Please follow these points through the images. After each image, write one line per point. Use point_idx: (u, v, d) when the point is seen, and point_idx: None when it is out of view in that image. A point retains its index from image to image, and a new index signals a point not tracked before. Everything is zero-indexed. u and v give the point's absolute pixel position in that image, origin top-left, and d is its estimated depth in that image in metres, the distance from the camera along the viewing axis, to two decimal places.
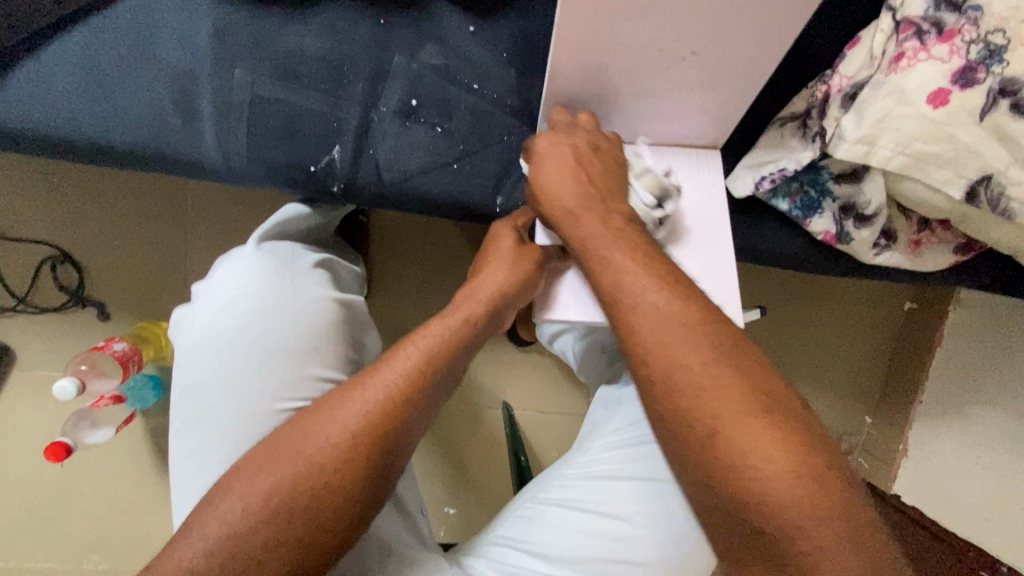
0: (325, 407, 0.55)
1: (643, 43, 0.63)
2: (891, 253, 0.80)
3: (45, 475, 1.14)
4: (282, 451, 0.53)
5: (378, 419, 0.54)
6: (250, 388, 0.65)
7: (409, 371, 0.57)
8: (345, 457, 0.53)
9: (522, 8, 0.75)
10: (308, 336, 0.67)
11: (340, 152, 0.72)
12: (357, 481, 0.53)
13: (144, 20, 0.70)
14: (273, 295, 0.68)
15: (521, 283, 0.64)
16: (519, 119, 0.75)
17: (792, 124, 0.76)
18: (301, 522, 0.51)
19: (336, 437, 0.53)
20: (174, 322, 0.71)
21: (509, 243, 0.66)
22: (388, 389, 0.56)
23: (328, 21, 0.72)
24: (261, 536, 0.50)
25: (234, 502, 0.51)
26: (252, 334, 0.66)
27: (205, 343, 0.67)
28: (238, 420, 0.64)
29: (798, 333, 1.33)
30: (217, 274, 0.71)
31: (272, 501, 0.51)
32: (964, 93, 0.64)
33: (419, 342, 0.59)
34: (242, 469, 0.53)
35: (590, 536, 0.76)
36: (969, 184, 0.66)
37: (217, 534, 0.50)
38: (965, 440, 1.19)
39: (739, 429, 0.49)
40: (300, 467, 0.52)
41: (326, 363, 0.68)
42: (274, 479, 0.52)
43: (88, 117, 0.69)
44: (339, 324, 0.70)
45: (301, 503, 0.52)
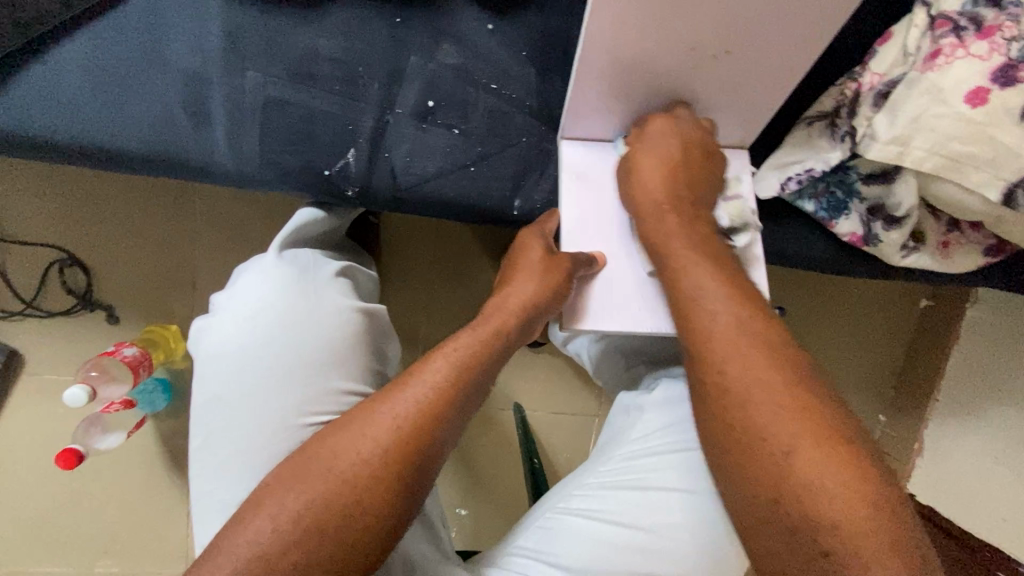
0: (354, 423, 0.53)
1: (671, 42, 0.61)
2: (918, 255, 0.78)
3: (56, 480, 1.13)
4: (311, 469, 0.52)
5: (409, 435, 0.53)
6: (274, 400, 0.64)
7: (439, 385, 0.55)
8: (376, 475, 0.51)
9: (542, 5, 0.72)
10: (331, 346, 0.66)
11: (355, 156, 0.70)
12: (387, 500, 0.52)
13: (153, 20, 0.68)
14: (295, 304, 0.66)
15: (551, 293, 0.62)
16: (539, 121, 0.73)
17: (821, 122, 0.74)
18: (329, 542, 0.50)
19: (366, 454, 0.52)
20: (194, 332, 0.69)
21: (539, 253, 0.64)
22: (418, 403, 0.54)
23: (342, 20, 0.70)
24: (291, 558, 0.49)
25: (263, 523, 0.50)
26: (275, 346, 0.65)
27: (226, 355, 0.65)
28: (259, 434, 0.63)
29: (814, 332, 1.31)
30: (237, 283, 0.69)
31: (302, 521, 0.50)
32: (1003, 93, 0.62)
33: (449, 355, 0.57)
34: (269, 487, 0.52)
35: (616, 546, 0.74)
36: (1006, 186, 0.64)
37: (243, 555, 0.49)
38: (985, 441, 1.17)
39: (801, 448, 0.49)
40: (329, 485, 0.51)
41: (348, 374, 0.66)
42: (303, 498, 0.50)
43: (97, 121, 0.67)
44: (364, 335, 0.69)
45: (332, 523, 0.50)
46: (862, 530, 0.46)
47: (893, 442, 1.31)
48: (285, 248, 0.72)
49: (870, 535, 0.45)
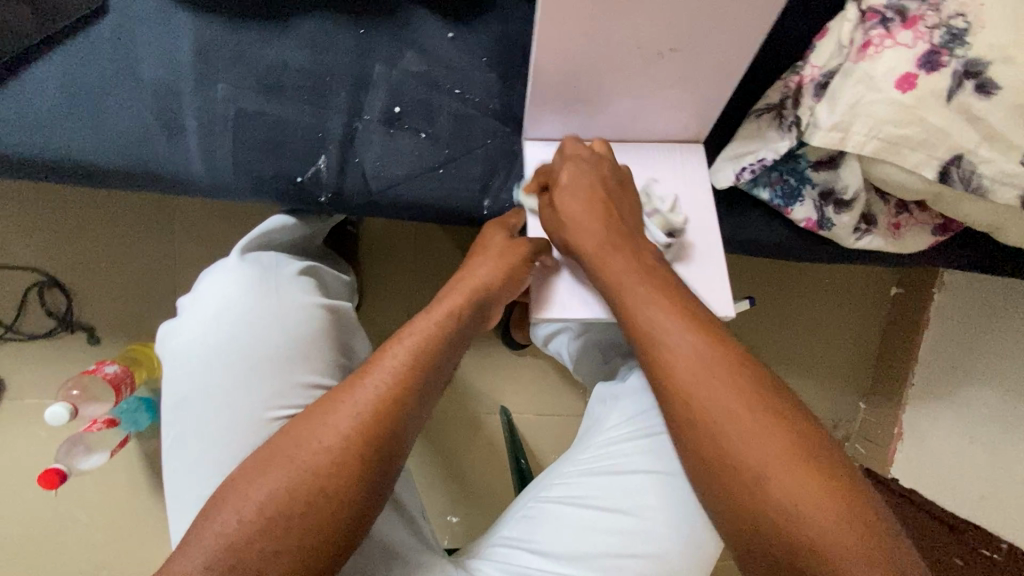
0: (317, 414, 0.55)
1: (617, 43, 0.64)
2: (871, 237, 0.82)
3: (39, 505, 1.12)
4: (277, 459, 0.53)
5: (371, 423, 0.55)
6: (241, 396, 0.65)
7: (400, 370, 0.57)
8: (341, 461, 0.53)
9: (499, 14, 0.76)
10: (296, 342, 0.68)
11: (326, 163, 0.73)
12: (351, 485, 0.53)
13: (124, 38, 0.70)
14: (260, 303, 0.68)
15: (507, 275, 0.66)
16: (502, 122, 0.76)
17: (769, 114, 0.78)
18: (298, 530, 0.51)
19: (330, 442, 0.54)
20: (161, 337, 0.70)
21: (499, 238, 0.69)
22: (379, 391, 0.56)
23: (308, 32, 0.73)
24: (259, 545, 0.51)
25: (231, 513, 0.51)
26: (241, 343, 0.66)
27: (192, 355, 0.67)
28: (227, 430, 0.64)
29: (787, 324, 1.35)
30: (201, 286, 0.71)
31: (267, 510, 0.51)
32: (930, 77, 0.66)
33: (407, 341, 0.59)
34: (236, 481, 0.53)
35: (593, 531, 0.76)
36: (941, 165, 0.68)
37: (215, 547, 0.50)
38: (962, 420, 1.20)
39: (738, 415, 0.53)
40: (294, 473, 0.53)
41: (315, 368, 0.68)
42: (269, 487, 0.52)
43: (70, 137, 0.69)
44: (328, 329, 0.71)
45: (298, 510, 0.52)
46: (790, 484, 0.51)
47: (873, 428, 1.36)
48: (250, 249, 0.75)
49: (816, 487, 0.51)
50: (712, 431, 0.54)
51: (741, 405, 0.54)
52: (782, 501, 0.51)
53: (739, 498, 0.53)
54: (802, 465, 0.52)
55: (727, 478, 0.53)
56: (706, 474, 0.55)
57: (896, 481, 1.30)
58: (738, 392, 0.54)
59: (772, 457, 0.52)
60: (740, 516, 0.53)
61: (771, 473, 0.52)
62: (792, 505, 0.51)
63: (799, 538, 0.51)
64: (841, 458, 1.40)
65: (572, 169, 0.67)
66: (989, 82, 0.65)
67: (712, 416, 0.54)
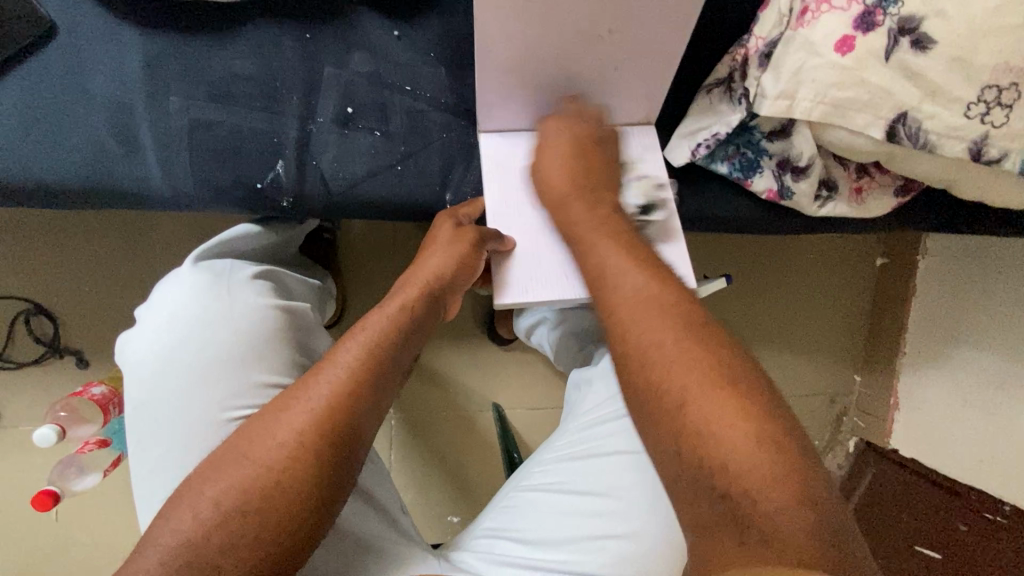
0: (272, 411, 0.58)
1: (554, 28, 0.65)
2: (834, 203, 0.83)
3: (38, 532, 1.13)
4: (232, 458, 0.55)
5: (326, 416, 0.57)
6: (199, 400, 0.67)
7: (352, 363, 0.60)
8: (294, 455, 0.55)
9: (443, 10, 0.77)
10: (250, 343, 0.69)
11: (284, 167, 0.74)
12: (306, 476, 0.55)
13: (74, 58, 0.72)
14: (213, 307, 0.70)
15: (458, 265, 0.70)
16: (455, 116, 0.77)
17: (719, 89, 0.79)
18: (255, 523, 0.53)
19: (283, 436, 0.55)
20: (119, 348, 0.71)
21: (447, 229, 0.71)
22: (332, 385, 0.59)
23: (255, 41, 0.74)
24: (215, 542, 0.51)
25: (186, 510, 0.53)
26: (197, 349, 0.68)
27: (149, 364, 0.68)
28: (188, 434, 0.66)
29: (773, 302, 1.35)
30: (157, 297, 0.72)
31: (223, 507, 0.53)
32: (867, 37, 0.66)
33: (359, 336, 0.63)
34: (193, 479, 0.55)
35: (571, 514, 0.77)
36: (888, 124, 0.68)
37: (172, 544, 0.51)
38: (954, 384, 1.20)
39: (705, 401, 0.51)
40: (249, 469, 0.54)
41: (269, 368, 0.69)
42: (224, 484, 0.54)
43: (30, 161, 0.70)
44: (282, 329, 0.72)
45: (253, 504, 0.53)
46: (756, 475, 0.48)
47: (869, 400, 1.36)
48: (205, 257, 0.76)
49: (782, 468, 0.48)
50: (679, 416, 0.52)
51: (714, 388, 0.52)
52: (738, 486, 0.48)
53: (696, 474, 0.50)
54: (770, 458, 0.48)
55: (689, 457, 0.51)
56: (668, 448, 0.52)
57: (896, 451, 1.30)
58: (710, 379, 0.52)
59: (739, 447, 0.49)
60: (697, 494, 0.50)
61: (736, 460, 0.49)
62: (751, 495, 0.47)
63: (751, 525, 0.46)
64: (840, 432, 1.39)
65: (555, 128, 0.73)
66: (925, 37, 0.65)
67: (677, 397, 0.53)
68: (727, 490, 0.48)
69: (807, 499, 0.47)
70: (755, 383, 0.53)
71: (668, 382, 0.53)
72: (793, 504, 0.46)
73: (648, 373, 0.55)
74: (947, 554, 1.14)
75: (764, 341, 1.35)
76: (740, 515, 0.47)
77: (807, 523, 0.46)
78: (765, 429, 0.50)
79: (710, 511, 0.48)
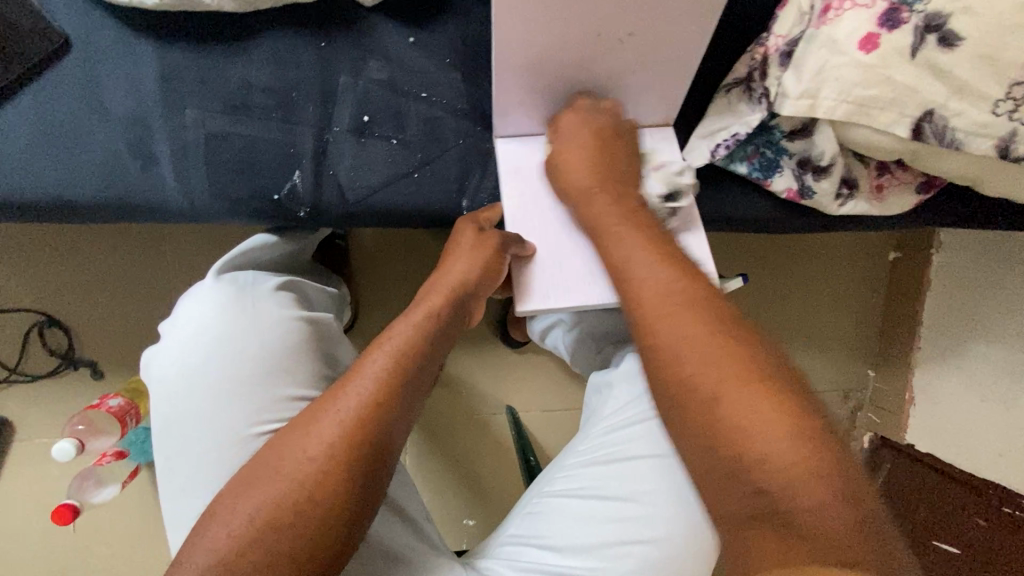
0: (301, 425, 0.57)
1: (574, 32, 0.64)
2: (855, 202, 0.82)
3: (56, 544, 1.13)
4: (262, 473, 0.55)
5: (355, 429, 0.56)
6: (227, 415, 0.66)
7: (379, 374, 0.60)
8: (325, 469, 0.54)
9: (458, 14, 0.76)
10: (275, 356, 0.69)
11: (302, 177, 0.73)
12: (338, 489, 0.54)
13: (90, 72, 0.71)
14: (238, 320, 0.69)
15: (482, 272, 0.69)
16: (472, 121, 0.77)
17: (738, 88, 0.78)
18: (288, 539, 0.52)
19: (313, 450, 0.55)
20: (144, 363, 0.71)
21: (470, 236, 0.71)
22: (360, 397, 0.58)
23: (270, 50, 0.73)
24: (249, 559, 0.51)
25: (218, 529, 0.53)
26: (224, 364, 0.67)
27: (176, 379, 0.68)
28: (217, 449, 0.65)
29: (787, 300, 1.34)
30: (180, 310, 0.72)
31: (256, 523, 0.52)
32: (892, 35, 0.65)
33: (385, 346, 0.62)
34: (224, 496, 0.55)
35: (598, 519, 0.77)
36: (914, 122, 0.67)
37: (206, 562, 0.51)
38: (973, 380, 1.19)
39: (739, 394, 0.51)
40: (280, 484, 0.54)
41: (297, 381, 0.69)
42: (255, 500, 0.53)
43: (48, 176, 0.70)
44: (309, 341, 0.71)
45: (287, 520, 0.53)
46: (794, 468, 0.48)
47: (885, 396, 1.35)
48: (226, 269, 0.75)
49: (820, 462, 0.48)
50: (704, 409, 0.52)
51: (744, 385, 0.52)
52: (777, 481, 0.48)
53: (733, 472, 0.50)
54: (806, 453, 0.48)
55: (724, 453, 0.51)
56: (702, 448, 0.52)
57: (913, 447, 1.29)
58: (739, 372, 0.52)
59: (774, 440, 0.49)
60: (731, 491, 0.50)
61: (773, 454, 0.49)
62: (789, 487, 0.48)
63: (788, 515, 0.47)
64: (855, 429, 1.39)
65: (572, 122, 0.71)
66: (951, 34, 0.64)
67: (710, 390, 0.52)
68: (763, 485, 0.49)
69: (845, 492, 0.48)
70: (782, 374, 0.53)
71: (698, 378, 0.53)
72: (830, 498, 0.47)
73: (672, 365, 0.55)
74: (965, 547, 1.13)
75: (778, 338, 1.34)
76: (777, 511, 0.48)
77: (845, 519, 0.46)
78: (801, 423, 0.50)
79: (747, 506, 0.49)
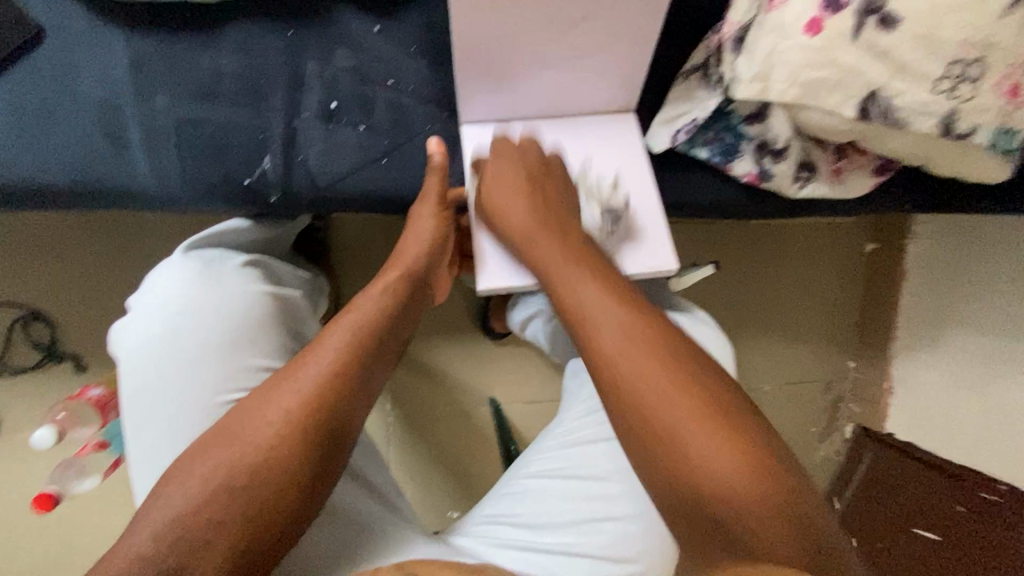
0: (262, 393, 0.59)
1: (528, 17, 0.67)
2: (814, 184, 0.84)
3: (39, 536, 1.14)
4: (222, 438, 0.57)
5: (315, 397, 0.58)
6: (194, 388, 0.68)
7: (342, 345, 0.62)
8: (283, 434, 0.56)
9: (423, 4, 0.79)
10: (242, 330, 0.71)
11: (271, 162, 0.75)
12: (296, 455, 0.56)
13: (65, 60, 0.73)
14: (203, 295, 0.71)
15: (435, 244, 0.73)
16: (437, 107, 0.79)
17: (696, 74, 0.81)
18: (245, 500, 0.54)
19: (273, 416, 0.57)
20: (114, 338, 0.73)
21: (429, 209, 0.73)
22: (321, 366, 0.60)
23: (239, 38, 0.76)
24: (204, 516, 0.53)
25: (177, 490, 0.54)
26: (191, 338, 0.69)
27: (144, 354, 0.69)
28: (185, 421, 0.67)
29: (766, 292, 1.36)
30: (149, 286, 0.73)
31: (211, 485, 0.54)
32: (835, 18, 0.68)
33: (348, 318, 0.64)
34: (184, 459, 0.57)
35: (572, 498, 0.79)
36: (859, 102, 0.70)
37: (163, 519, 0.53)
38: (949, 367, 1.21)
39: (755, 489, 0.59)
40: (239, 448, 0.56)
41: (263, 352, 0.71)
42: (214, 463, 0.55)
43: (23, 162, 0.72)
44: (273, 315, 0.73)
45: (241, 483, 0.54)
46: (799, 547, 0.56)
47: (864, 385, 1.37)
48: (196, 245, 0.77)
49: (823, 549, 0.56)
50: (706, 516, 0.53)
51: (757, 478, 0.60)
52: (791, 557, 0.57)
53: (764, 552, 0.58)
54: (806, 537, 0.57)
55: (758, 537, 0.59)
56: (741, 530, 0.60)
57: (891, 435, 1.31)
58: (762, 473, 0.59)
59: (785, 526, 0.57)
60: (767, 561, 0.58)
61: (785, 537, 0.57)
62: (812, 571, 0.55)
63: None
64: (837, 418, 1.39)
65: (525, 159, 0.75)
66: (890, 15, 0.66)
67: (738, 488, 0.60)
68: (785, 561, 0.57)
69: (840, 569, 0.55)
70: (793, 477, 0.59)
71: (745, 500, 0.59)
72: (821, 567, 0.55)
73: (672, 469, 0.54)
74: (942, 534, 1.17)
75: (757, 328, 1.36)
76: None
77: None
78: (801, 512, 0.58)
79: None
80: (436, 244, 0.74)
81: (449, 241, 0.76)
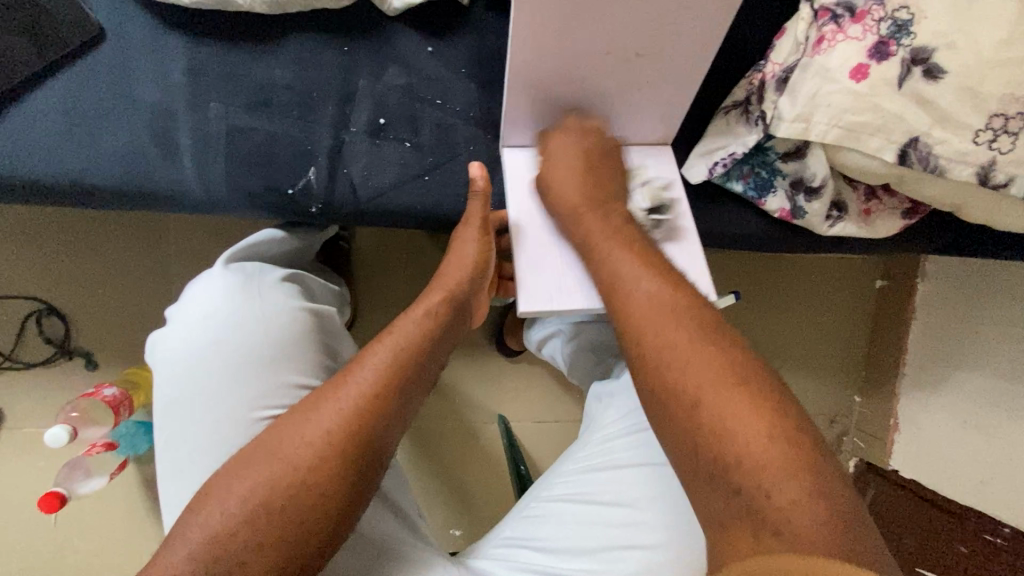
0: (302, 411, 0.59)
1: (585, 50, 0.68)
2: (845, 223, 0.85)
3: (36, 537, 1.11)
4: (260, 455, 0.56)
5: (354, 418, 0.58)
6: (230, 401, 0.68)
7: (381, 365, 0.61)
8: (321, 455, 0.56)
9: (475, 28, 0.80)
10: (280, 345, 0.71)
11: (315, 174, 0.76)
12: (335, 476, 0.56)
13: (120, 62, 0.74)
14: (243, 307, 0.71)
15: (478, 263, 0.73)
16: (482, 129, 0.80)
17: (736, 111, 0.82)
18: (280, 521, 0.53)
19: (313, 436, 0.57)
20: (150, 346, 0.72)
21: (473, 231, 0.74)
22: (362, 387, 0.60)
23: (294, 51, 0.77)
24: (242, 538, 0.52)
25: (215, 506, 0.54)
26: (229, 349, 0.69)
27: (183, 364, 0.69)
28: (219, 433, 0.67)
29: (777, 323, 1.37)
30: (188, 296, 0.73)
31: (251, 500, 0.54)
32: (881, 66, 0.70)
33: (389, 339, 0.64)
34: (221, 477, 0.56)
35: (593, 524, 0.78)
36: (899, 148, 0.71)
37: (200, 539, 0.52)
38: (959, 405, 1.21)
39: (720, 398, 0.54)
40: (279, 467, 0.55)
41: (301, 369, 0.71)
42: (253, 481, 0.54)
43: (69, 161, 0.71)
44: (311, 331, 0.74)
45: (281, 502, 0.54)
46: (770, 470, 0.50)
47: (868, 420, 1.37)
48: (235, 258, 0.77)
49: (792, 466, 0.50)
50: (674, 396, 0.56)
51: (726, 391, 0.54)
52: (754, 478, 0.50)
53: (712, 474, 0.52)
54: (783, 453, 0.50)
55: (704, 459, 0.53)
56: (689, 452, 0.54)
57: (897, 472, 1.31)
58: (720, 378, 0.55)
59: (755, 445, 0.51)
60: (713, 488, 0.52)
61: (747, 454, 0.51)
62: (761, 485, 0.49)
63: (765, 514, 0.48)
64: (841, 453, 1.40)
65: (560, 139, 0.75)
66: (935, 67, 0.69)
67: (693, 394, 0.55)
68: (741, 487, 0.50)
69: (817, 491, 0.49)
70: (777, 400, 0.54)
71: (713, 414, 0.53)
72: (784, 477, 0.49)
73: (779, 528, 0.47)
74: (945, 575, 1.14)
75: (767, 358, 1.36)
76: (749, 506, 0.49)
77: (819, 518, 0.47)
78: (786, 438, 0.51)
79: (728, 509, 0.51)
80: (479, 267, 0.74)
81: (489, 266, 0.76)
